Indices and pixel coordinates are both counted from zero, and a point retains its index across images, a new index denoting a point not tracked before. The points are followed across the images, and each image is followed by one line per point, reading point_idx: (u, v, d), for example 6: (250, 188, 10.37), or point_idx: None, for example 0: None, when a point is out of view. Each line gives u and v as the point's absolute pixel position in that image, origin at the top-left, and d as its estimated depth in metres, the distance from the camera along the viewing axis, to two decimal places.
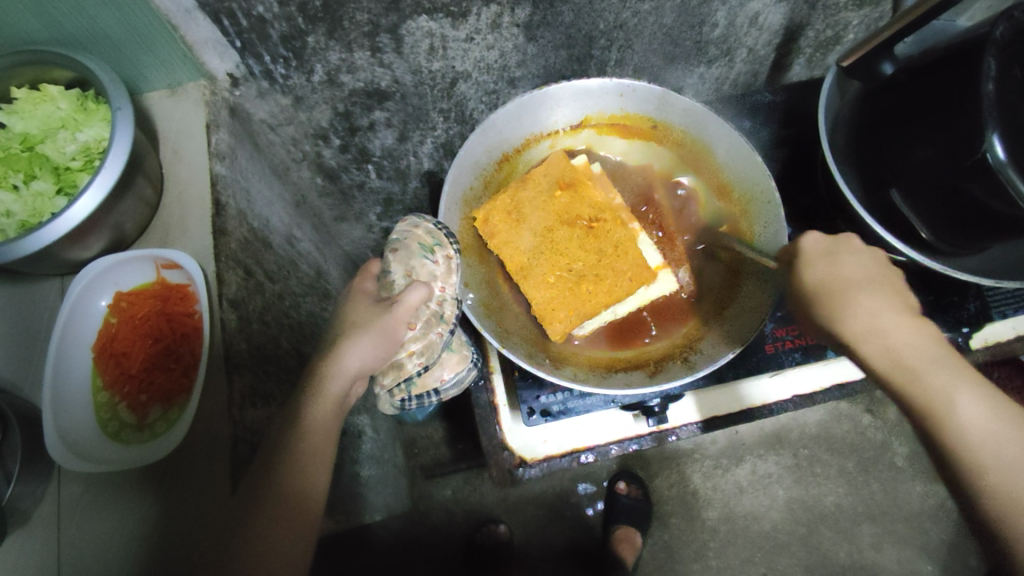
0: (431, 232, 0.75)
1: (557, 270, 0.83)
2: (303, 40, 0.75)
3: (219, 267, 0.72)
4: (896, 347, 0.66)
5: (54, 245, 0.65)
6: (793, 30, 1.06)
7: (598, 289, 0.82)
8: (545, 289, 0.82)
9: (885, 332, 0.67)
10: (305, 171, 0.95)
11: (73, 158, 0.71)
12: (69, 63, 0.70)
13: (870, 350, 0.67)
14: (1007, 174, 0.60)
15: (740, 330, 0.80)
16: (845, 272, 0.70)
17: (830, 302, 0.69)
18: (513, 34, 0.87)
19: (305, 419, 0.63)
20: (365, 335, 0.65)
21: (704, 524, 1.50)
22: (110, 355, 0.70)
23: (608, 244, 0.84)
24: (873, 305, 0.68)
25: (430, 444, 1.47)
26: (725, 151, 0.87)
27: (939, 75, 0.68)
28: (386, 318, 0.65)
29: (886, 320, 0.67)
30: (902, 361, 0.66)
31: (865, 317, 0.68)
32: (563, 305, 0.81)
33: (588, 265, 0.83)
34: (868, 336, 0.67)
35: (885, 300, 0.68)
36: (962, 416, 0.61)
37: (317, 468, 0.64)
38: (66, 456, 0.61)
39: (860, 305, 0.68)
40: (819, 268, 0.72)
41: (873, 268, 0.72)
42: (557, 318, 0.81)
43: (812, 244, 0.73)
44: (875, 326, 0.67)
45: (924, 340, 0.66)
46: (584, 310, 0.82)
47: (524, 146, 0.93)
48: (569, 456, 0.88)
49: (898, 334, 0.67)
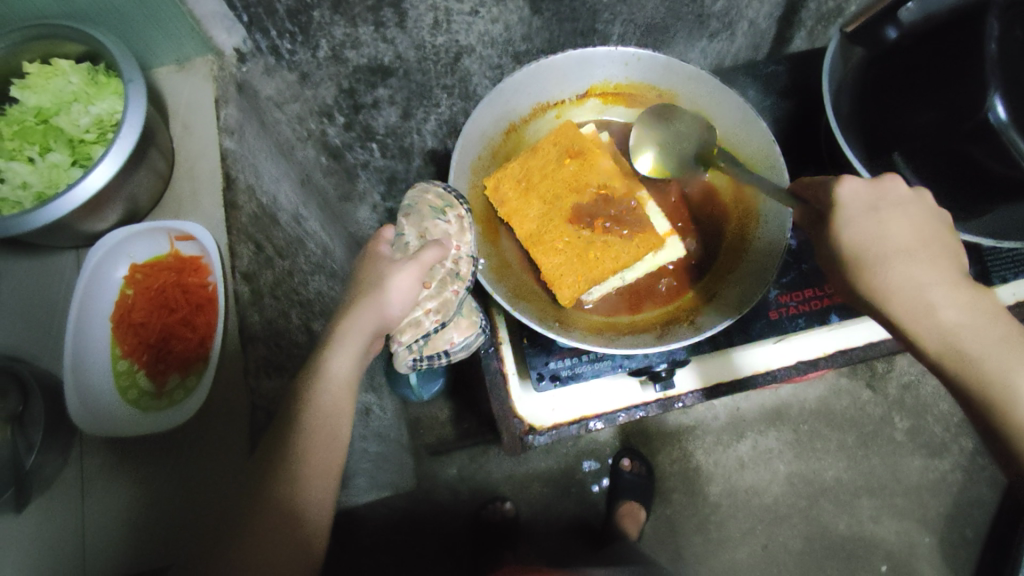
0: (441, 195, 0.77)
1: (566, 236, 0.84)
2: (308, 15, 0.75)
3: (232, 240, 0.72)
4: (951, 324, 0.62)
5: (67, 217, 0.65)
6: (795, 3, 1.07)
7: (607, 255, 0.83)
8: (554, 256, 0.83)
9: (933, 309, 0.63)
10: (310, 150, 0.93)
11: (87, 130, 0.71)
12: (80, 37, 0.70)
13: (926, 328, 0.63)
14: (1010, 137, 0.62)
15: (747, 290, 0.82)
16: (885, 237, 0.65)
17: (874, 275, 0.65)
18: (518, 6, 0.87)
19: (309, 399, 0.63)
20: (381, 300, 0.64)
21: (706, 499, 1.52)
22: (128, 325, 0.70)
23: (618, 210, 0.85)
24: (923, 277, 0.64)
25: (433, 423, 1.48)
26: (729, 117, 0.88)
27: (944, 38, 0.69)
28: (399, 280, 0.65)
29: (936, 296, 0.63)
30: (958, 334, 0.62)
31: (913, 293, 0.64)
32: (571, 272, 0.83)
33: (596, 231, 0.84)
34: (917, 313, 0.63)
35: (939, 273, 0.64)
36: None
37: (320, 448, 0.63)
38: (81, 416, 0.63)
39: (902, 279, 0.64)
40: (843, 230, 0.66)
41: (918, 226, 0.66)
42: (565, 283, 0.83)
43: (846, 202, 0.66)
44: (925, 303, 0.63)
45: (979, 317, 0.62)
46: (593, 276, 0.83)
47: (530, 116, 0.94)
48: (577, 424, 0.89)
49: (950, 312, 0.63)
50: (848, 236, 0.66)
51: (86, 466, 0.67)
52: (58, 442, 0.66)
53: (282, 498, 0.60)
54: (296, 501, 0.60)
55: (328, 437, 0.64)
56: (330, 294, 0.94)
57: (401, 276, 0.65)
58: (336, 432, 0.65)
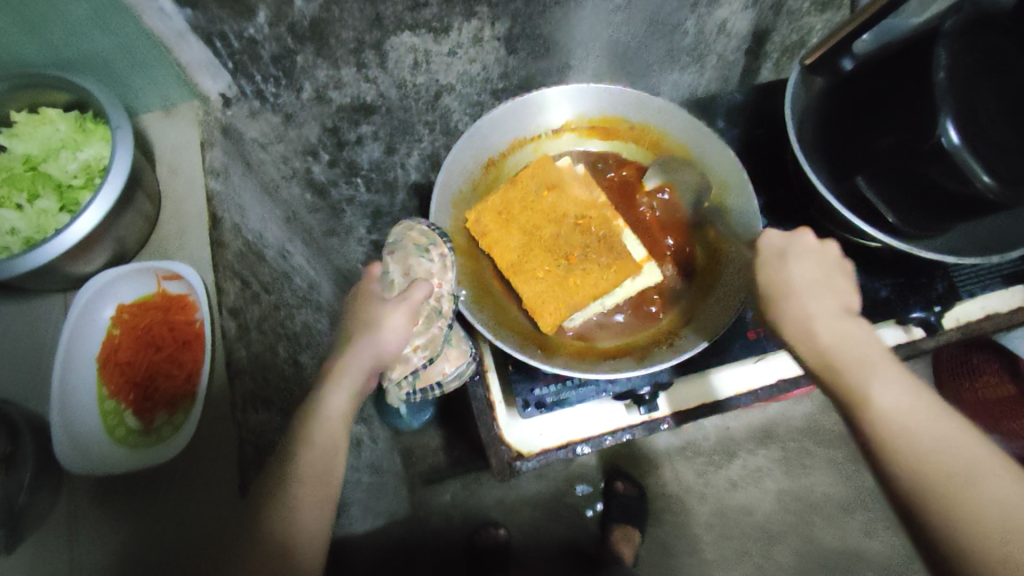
0: (425, 233, 0.79)
1: (546, 266, 0.87)
2: (292, 59, 0.78)
3: (218, 277, 0.74)
4: (831, 342, 0.66)
5: (55, 261, 0.67)
6: (761, 36, 1.13)
7: (587, 282, 0.85)
8: (535, 284, 0.86)
9: (814, 327, 0.67)
10: (295, 188, 0.96)
11: (76, 176, 0.73)
12: (68, 86, 0.72)
13: (810, 345, 0.67)
14: (963, 158, 0.66)
15: (723, 310, 0.84)
16: (790, 270, 0.71)
17: (776, 298, 0.70)
18: (494, 47, 0.91)
19: (311, 436, 0.64)
20: (379, 335, 0.67)
21: (698, 519, 1.52)
22: (114, 365, 0.71)
23: (594, 239, 0.88)
24: (812, 301, 0.69)
25: (426, 453, 1.49)
26: (699, 147, 0.92)
27: (898, 65, 0.73)
28: (393, 318, 0.68)
29: (817, 317, 0.67)
30: (839, 351, 0.65)
31: (803, 313, 0.68)
32: (552, 299, 0.85)
33: (575, 259, 0.86)
34: (805, 331, 0.67)
35: (824, 299, 0.69)
36: (886, 404, 0.60)
37: (312, 479, 0.63)
38: (70, 454, 0.63)
39: (797, 302, 0.69)
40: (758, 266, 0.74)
41: (816, 261, 0.72)
42: (545, 311, 0.84)
43: (767, 245, 0.75)
44: (811, 322, 0.67)
45: (851, 339, 0.66)
46: (573, 303, 0.84)
47: (509, 151, 0.97)
48: (565, 448, 0.90)
49: (828, 331, 0.66)
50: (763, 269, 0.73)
51: (78, 505, 0.67)
52: (49, 480, 0.66)
53: (276, 529, 0.59)
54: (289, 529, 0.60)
55: (324, 470, 0.65)
56: (316, 328, 0.95)
57: (393, 315, 0.68)
58: (331, 468, 0.66)
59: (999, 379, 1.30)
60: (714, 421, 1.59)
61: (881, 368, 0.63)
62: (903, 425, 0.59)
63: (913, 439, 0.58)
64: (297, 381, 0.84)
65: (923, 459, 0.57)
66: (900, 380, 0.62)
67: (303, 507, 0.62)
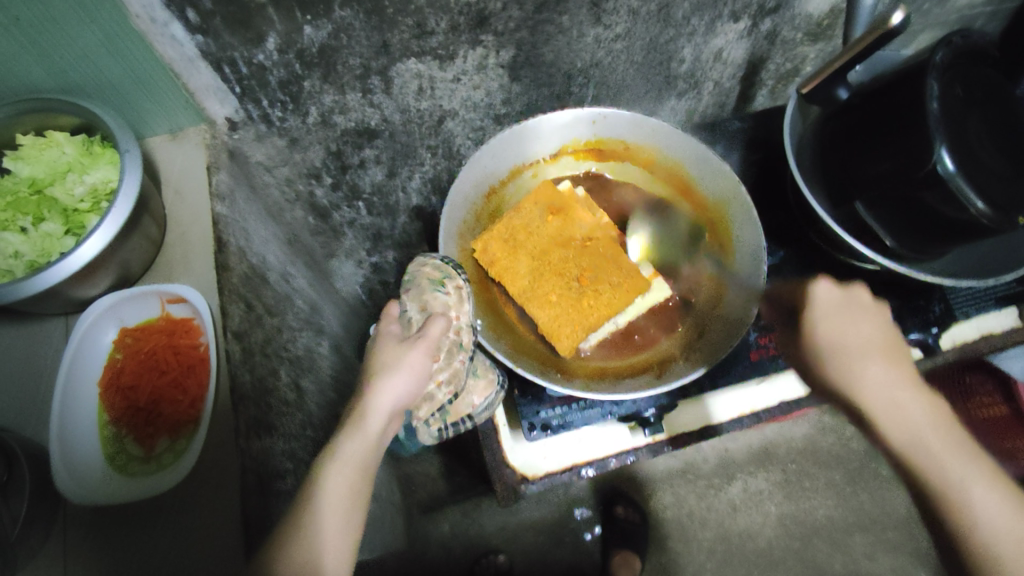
0: (439, 267, 0.80)
1: (558, 289, 0.88)
2: (299, 85, 0.79)
3: (223, 300, 0.74)
4: (915, 424, 0.70)
5: (61, 284, 0.66)
6: (755, 64, 1.16)
7: (600, 302, 0.87)
8: (547, 308, 0.87)
9: (896, 403, 0.71)
10: (299, 211, 0.95)
11: (82, 200, 0.73)
12: (76, 111, 0.73)
13: (896, 425, 0.70)
14: (958, 184, 0.68)
15: (733, 325, 0.85)
16: (852, 339, 0.74)
17: (853, 370, 0.73)
18: (498, 74, 0.93)
19: (325, 483, 0.62)
20: (389, 382, 0.66)
21: (700, 545, 1.51)
22: (116, 390, 0.70)
23: (603, 259, 0.90)
24: (891, 379, 0.72)
25: (427, 479, 1.44)
26: (695, 165, 0.94)
27: (889, 95, 0.75)
28: (413, 357, 0.68)
29: (896, 392, 0.72)
30: (919, 436, 0.70)
31: (886, 391, 0.72)
32: (568, 323, 0.86)
33: (586, 281, 0.88)
34: (888, 410, 0.71)
35: (899, 373, 0.73)
36: (977, 501, 0.66)
37: (336, 521, 0.61)
38: (64, 481, 0.61)
39: (876, 379, 0.72)
40: (819, 329, 0.75)
41: (879, 331, 0.75)
42: (563, 334, 0.86)
43: (823, 302, 0.76)
44: (894, 401, 0.71)
45: (933, 422, 0.70)
46: (588, 324, 0.86)
47: (509, 177, 0.98)
48: (569, 471, 0.90)
49: (910, 407, 0.71)
50: (821, 333, 0.75)
51: (70, 538, 0.66)
52: (43, 512, 0.65)
53: None
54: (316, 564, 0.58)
55: (313, 529, 0.59)
56: (318, 351, 0.94)
57: (413, 355, 0.68)
58: (347, 525, 0.62)
59: (992, 399, 1.32)
60: (713, 443, 1.59)
61: (963, 459, 0.68)
62: (991, 523, 0.65)
63: (1000, 534, 0.64)
64: (302, 405, 0.83)
65: (1005, 542, 0.64)
66: (984, 475, 0.67)
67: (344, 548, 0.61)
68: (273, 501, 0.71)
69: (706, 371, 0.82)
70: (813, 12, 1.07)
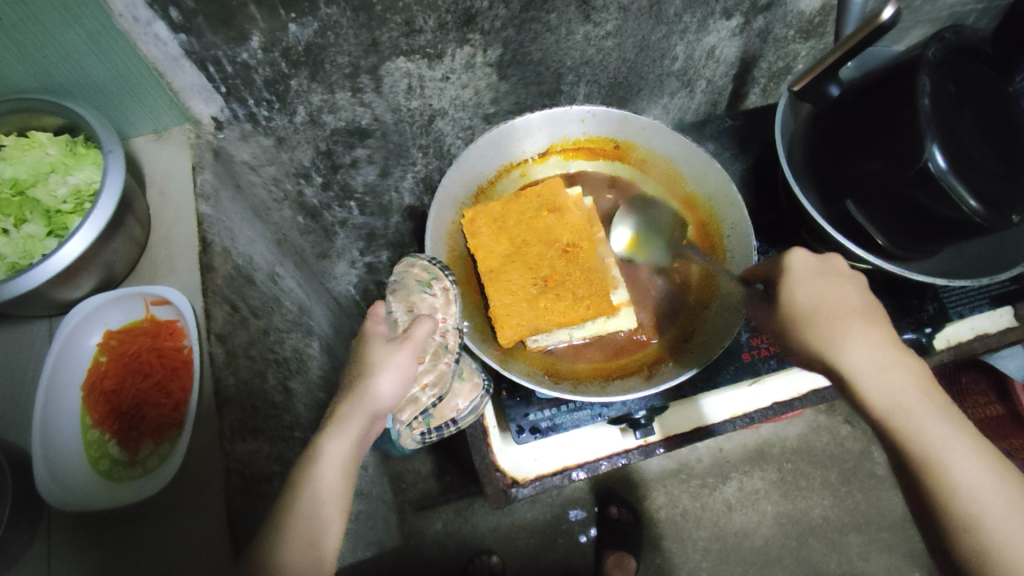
0: (427, 268, 0.80)
1: (525, 285, 0.87)
2: (286, 83, 0.78)
3: (207, 302, 0.73)
4: (897, 392, 0.63)
5: (42, 287, 0.65)
6: (748, 62, 1.15)
7: (557, 308, 0.85)
8: (506, 296, 0.86)
9: (885, 371, 0.64)
10: (286, 210, 0.95)
11: (65, 201, 0.72)
12: (58, 110, 0.72)
13: (879, 400, 0.63)
14: (949, 181, 0.67)
15: (709, 345, 0.84)
16: (836, 299, 0.67)
17: (829, 335, 0.66)
18: (486, 73, 0.92)
19: (308, 485, 0.61)
20: (374, 381, 0.65)
21: (695, 545, 1.51)
22: (100, 394, 0.69)
23: (577, 270, 0.87)
24: (871, 343, 0.65)
25: (417, 478, 1.45)
26: (685, 163, 0.93)
27: (879, 92, 0.74)
28: (397, 358, 0.67)
29: (882, 358, 0.64)
30: (907, 410, 0.62)
31: (864, 357, 0.64)
32: (515, 315, 0.84)
33: (552, 283, 0.86)
34: (867, 374, 0.64)
35: (885, 338, 0.65)
36: (963, 475, 0.59)
37: (330, 514, 0.62)
38: (47, 484, 0.61)
39: (858, 343, 0.65)
40: (792, 289, 0.69)
41: (863, 295, 0.69)
42: (507, 324, 0.84)
43: (800, 264, 0.71)
44: (873, 367, 0.64)
45: (917, 393, 0.63)
46: (536, 324, 0.84)
47: (496, 176, 0.97)
48: (560, 474, 0.90)
49: (898, 376, 0.63)
50: (794, 292, 0.69)
51: (54, 542, 0.65)
52: (28, 516, 0.64)
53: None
54: (313, 561, 0.59)
55: (312, 526, 0.60)
56: (308, 352, 0.94)
57: (397, 356, 0.67)
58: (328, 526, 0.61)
59: (986, 399, 1.31)
60: (708, 443, 1.58)
61: (952, 432, 0.61)
62: (981, 497, 0.58)
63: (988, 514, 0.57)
64: (290, 406, 0.83)
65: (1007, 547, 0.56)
66: (972, 444, 0.60)
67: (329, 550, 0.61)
68: (257, 504, 0.70)
69: (699, 370, 0.82)
70: (805, 9, 1.06)
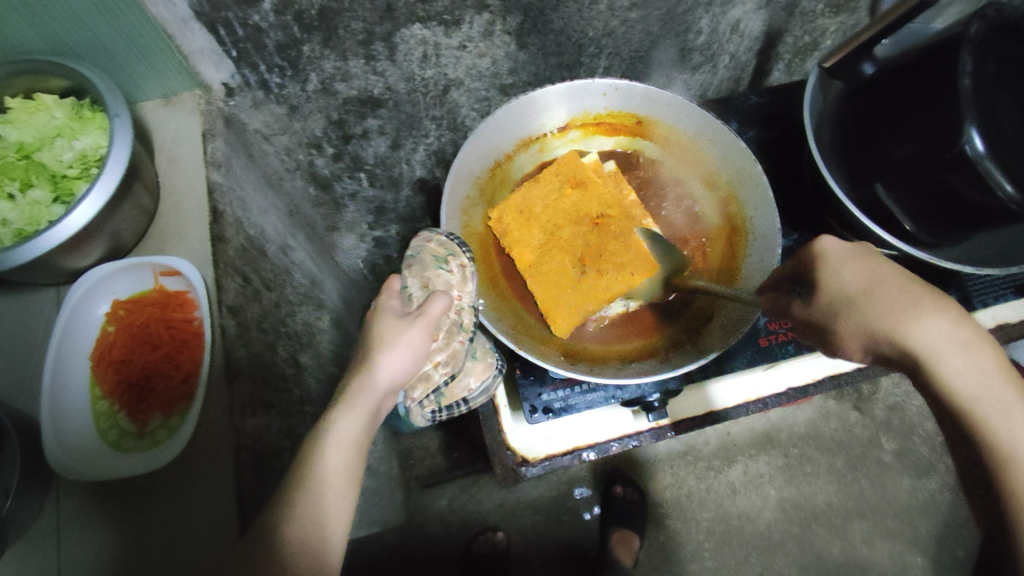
0: (444, 243, 0.78)
1: (565, 269, 0.87)
2: (299, 49, 0.75)
3: (218, 274, 0.72)
4: (969, 378, 0.56)
5: (50, 255, 0.64)
6: (773, 36, 1.12)
7: (600, 284, 0.85)
8: (552, 285, 0.86)
9: (957, 355, 0.56)
10: (299, 181, 0.91)
11: (71, 166, 0.70)
12: (64, 72, 0.69)
13: (949, 379, 0.56)
14: (987, 166, 0.64)
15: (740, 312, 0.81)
16: (891, 279, 0.60)
17: (892, 317, 0.58)
18: (504, 41, 0.89)
19: (317, 462, 0.60)
20: (386, 357, 0.64)
21: (699, 526, 1.52)
22: (108, 363, 0.68)
23: (610, 239, 0.88)
24: (941, 322, 0.57)
25: (425, 454, 1.45)
26: (709, 139, 0.90)
27: (916, 73, 0.70)
28: (410, 334, 0.65)
29: (953, 341, 0.56)
30: (980, 396, 0.56)
31: (939, 342, 0.57)
32: (566, 301, 0.85)
33: (589, 261, 0.87)
34: (935, 356, 0.57)
35: (960, 323, 0.57)
36: None
37: (334, 505, 0.60)
38: (52, 450, 0.60)
39: (928, 326, 0.57)
40: (833, 274, 0.61)
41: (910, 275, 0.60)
42: (561, 312, 0.85)
43: (832, 249, 0.62)
44: (949, 353, 0.56)
45: (991, 374, 0.56)
46: (589, 305, 0.85)
47: (513, 151, 0.94)
48: (570, 454, 0.89)
49: (969, 361, 0.56)
50: (835, 278, 0.61)
51: (63, 512, 0.64)
52: (37, 483, 0.63)
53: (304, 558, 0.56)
54: (321, 557, 0.57)
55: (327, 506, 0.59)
56: (319, 325, 0.93)
57: (410, 332, 0.66)
58: (336, 507, 0.60)
59: None
60: (716, 427, 1.58)
61: None
62: None
63: None
64: (300, 380, 0.81)
65: None
66: None
67: (337, 531, 0.60)
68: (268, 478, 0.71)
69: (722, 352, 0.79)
70: None
